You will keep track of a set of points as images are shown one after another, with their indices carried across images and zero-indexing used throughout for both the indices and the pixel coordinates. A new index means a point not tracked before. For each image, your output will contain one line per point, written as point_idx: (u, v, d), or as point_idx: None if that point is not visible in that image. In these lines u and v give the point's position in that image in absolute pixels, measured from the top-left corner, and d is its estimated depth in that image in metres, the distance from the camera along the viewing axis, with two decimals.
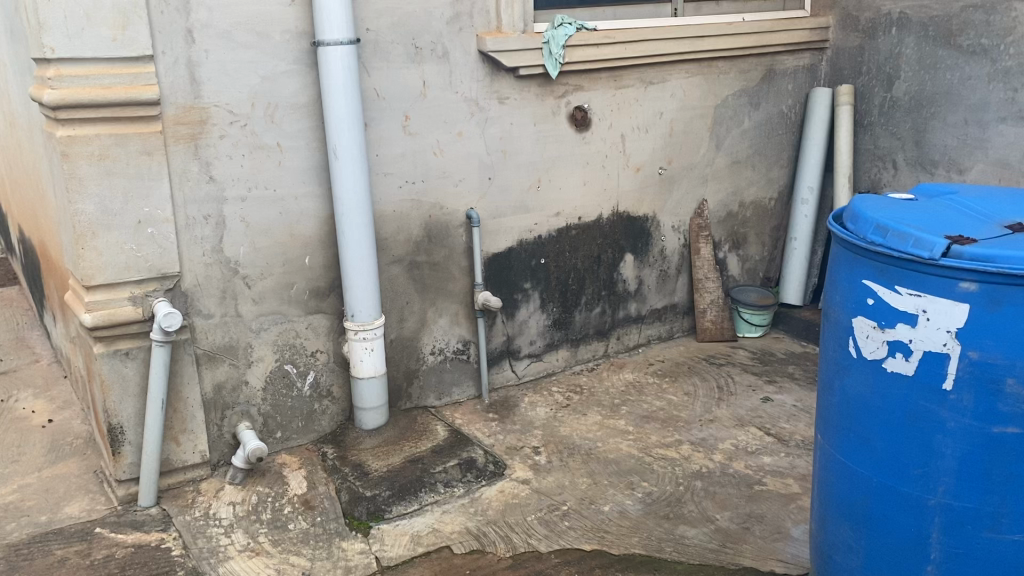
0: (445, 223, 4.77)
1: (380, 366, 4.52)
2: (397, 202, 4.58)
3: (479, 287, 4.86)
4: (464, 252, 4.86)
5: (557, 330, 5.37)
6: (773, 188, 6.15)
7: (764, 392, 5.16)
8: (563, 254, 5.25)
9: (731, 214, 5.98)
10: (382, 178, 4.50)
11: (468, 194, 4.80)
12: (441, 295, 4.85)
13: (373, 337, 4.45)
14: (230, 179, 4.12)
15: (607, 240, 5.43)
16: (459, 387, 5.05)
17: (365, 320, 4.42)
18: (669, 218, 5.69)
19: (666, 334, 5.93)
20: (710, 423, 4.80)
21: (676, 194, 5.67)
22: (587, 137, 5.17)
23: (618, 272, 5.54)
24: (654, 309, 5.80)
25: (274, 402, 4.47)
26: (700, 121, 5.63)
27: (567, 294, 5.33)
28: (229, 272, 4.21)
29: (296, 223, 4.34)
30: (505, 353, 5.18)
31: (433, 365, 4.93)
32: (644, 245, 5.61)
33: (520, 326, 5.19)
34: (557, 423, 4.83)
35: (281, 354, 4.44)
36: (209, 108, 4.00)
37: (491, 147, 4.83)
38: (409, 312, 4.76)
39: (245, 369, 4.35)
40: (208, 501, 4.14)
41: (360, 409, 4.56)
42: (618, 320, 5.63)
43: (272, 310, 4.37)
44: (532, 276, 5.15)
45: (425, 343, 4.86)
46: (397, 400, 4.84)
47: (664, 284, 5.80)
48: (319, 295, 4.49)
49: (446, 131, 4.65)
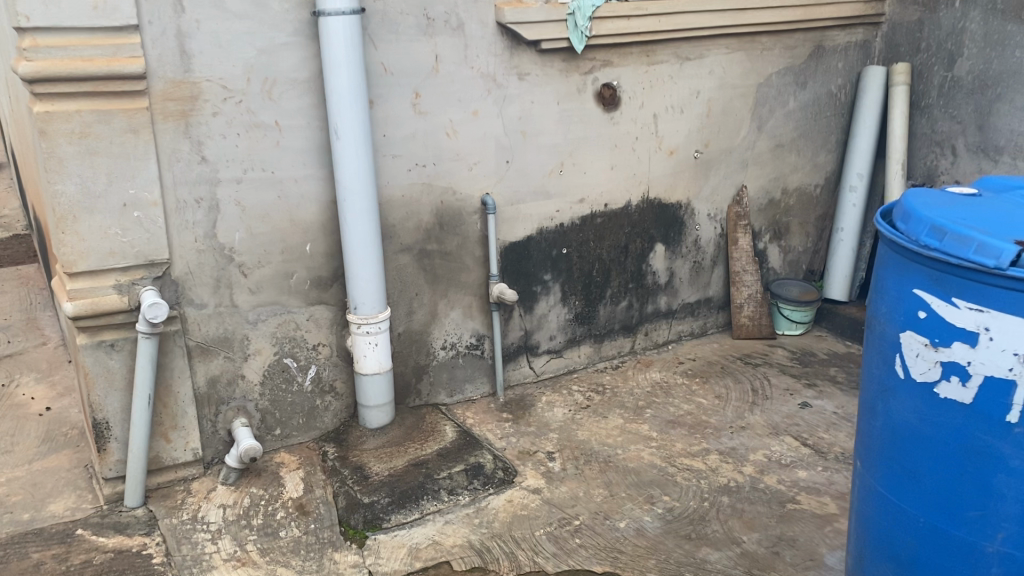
0: (458, 209, 4.44)
1: (385, 362, 4.22)
2: (406, 186, 4.27)
3: (494, 278, 4.56)
4: (478, 240, 4.55)
5: (580, 325, 5.02)
6: (819, 174, 5.70)
7: (801, 397, 4.77)
8: (586, 244, 4.89)
9: (772, 201, 5.56)
10: (390, 161, 4.18)
11: (483, 178, 4.47)
12: (453, 285, 4.54)
13: (377, 332, 4.16)
14: (224, 160, 3.83)
15: (636, 229, 5.05)
16: (472, 385, 4.75)
17: (369, 313, 4.13)
18: (704, 206, 5.28)
19: (699, 330, 5.54)
20: (740, 431, 4.43)
21: (713, 180, 5.27)
22: (615, 118, 4.80)
23: (648, 263, 5.16)
24: (686, 303, 5.41)
25: (273, 398, 4.20)
26: (740, 101, 5.21)
27: (591, 287, 4.98)
28: (224, 259, 3.93)
29: (296, 207, 4.04)
30: (522, 349, 4.86)
31: (445, 361, 4.62)
32: (677, 235, 5.22)
33: (539, 320, 4.85)
34: (575, 426, 4.50)
35: (281, 347, 4.15)
36: (200, 83, 3.70)
37: (509, 128, 4.49)
38: (419, 304, 4.46)
39: (241, 363, 4.08)
40: (198, 503, 3.89)
41: (364, 408, 4.27)
42: (646, 314, 5.26)
43: (271, 301, 4.08)
44: (552, 267, 4.81)
45: (435, 337, 4.56)
46: (405, 397, 4.55)
47: (697, 277, 5.41)
48: (321, 285, 4.19)
49: (460, 110, 4.32)
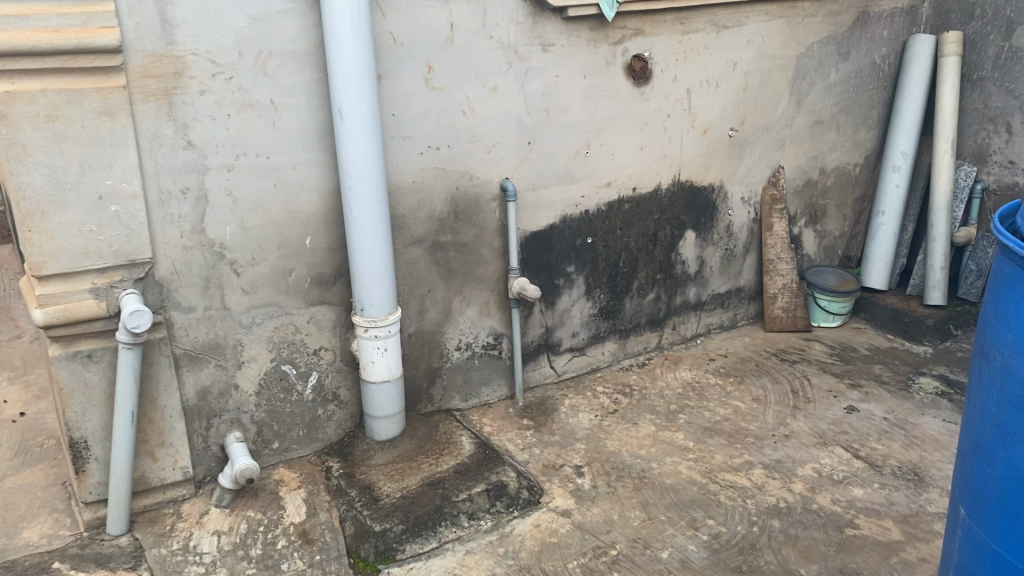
0: (475, 196, 4.00)
1: (395, 369, 3.80)
2: (417, 171, 3.81)
3: (514, 272, 4.13)
4: (497, 231, 4.11)
5: (604, 320, 4.61)
6: (859, 152, 5.27)
7: (846, 400, 4.38)
8: (613, 232, 4.46)
9: (810, 183, 5.13)
10: (399, 143, 3.73)
11: (502, 162, 4.02)
12: (469, 281, 4.11)
13: (386, 336, 3.73)
14: (212, 144, 3.36)
15: (665, 215, 4.62)
16: (489, 388, 4.34)
17: (377, 315, 3.69)
18: (738, 188, 4.85)
19: (729, 322, 5.13)
20: (784, 440, 4.04)
21: (748, 160, 4.83)
22: (646, 93, 4.34)
23: (677, 252, 4.74)
24: (716, 294, 5.00)
25: (270, 409, 3.79)
26: (779, 74, 4.75)
27: (617, 279, 4.56)
28: (214, 257, 3.48)
29: (295, 196, 3.59)
30: (542, 348, 4.44)
31: (459, 363, 4.21)
32: (708, 220, 4.80)
33: (561, 316, 4.44)
34: (603, 435, 4.10)
35: (278, 353, 3.73)
36: (185, 57, 3.22)
37: (531, 105, 4.03)
38: (431, 301, 4.03)
39: (234, 372, 3.66)
40: (189, 529, 3.48)
41: (371, 418, 3.86)
42: (674, 307, 4.84)
43: (267, 302, 3.65)
44: (576, 258, 4.38)
45: (449, 337, 4.14)
46: (417, 403, 4.14)
47: (729, 265, 4.99)
48: (324, 284, 3.75)
49: (478, 86, 3.86)
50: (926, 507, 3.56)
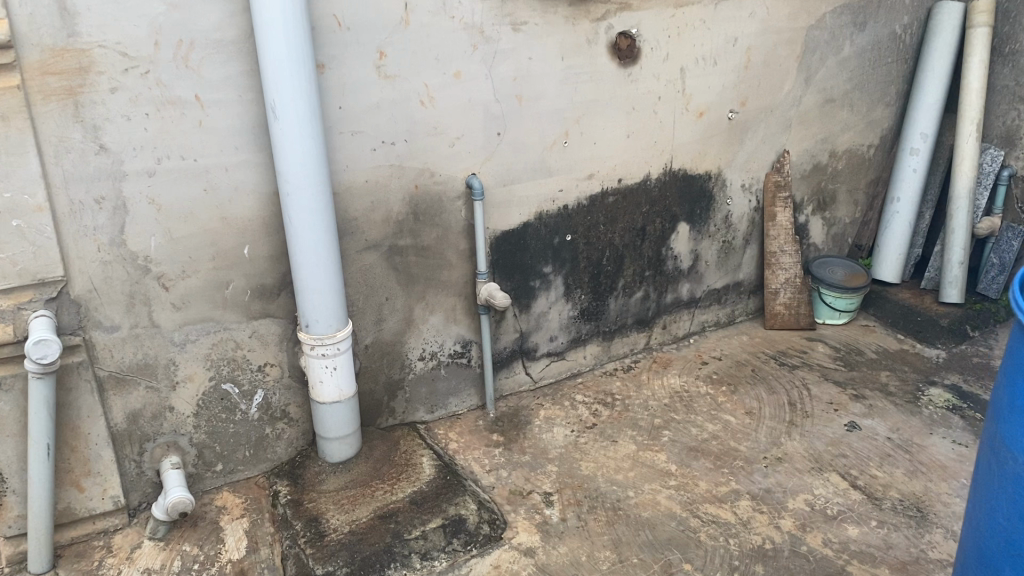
0: (437, 195, 3.61)
1: (347, 388, 3.46)
2: (370, 170, 3.42)
3: (482, 276, 3.76)
4: (463, 231, 3.73)
5: (586, 322, 4.24)
6: (873, 132, 4.79)
7: (847, 416, 4.01)
8: (595, 228, 4.07)
9: (818, 167, 4.68)
10: (348, 139, 3.32)
11: (468, 156, 3.62)
12: (433, 286, 3.75)
13: (336, 354, 3.38)
14: (129, 147, 2.97)
15: (654, 208, 4.21)
16: (457, 398, 4.01)
17: (324, 332, 3.34)
18: (737, 175, 4.41)
19: (725, 319, 4.75)
20: (776, 464, 3.69)
21: (749, 145, 4.38)
22: (633, 75, 3.89)
23: (668, 246, 4.33)
24: (712, 290, 4.60)
25: (211, 430, 3.47)
26: (786, 49, 4.27)
27: (600, 278, 4.18)
28: (138, 271, 3.13)
29: (229, 201, 3.21)
30: (517, 354, 4.09)
31: (423, 373, 3.87)
32: (704, 212, 4.38)
33: (537, 320, 4.07)
34: (578, 455, 3.76)
35: (217, 371, 3.40)
36: (91, 50, 2.80)
37: (501, 92, 3.60)
38: (390, 310, 3.67)
39: (168, 393, 3.34)
40: (117, 566, 3.19)
41: (323, 440, 3.53)
42: (664, 305, 4.46)
43: (201, 317, 3.30)
44: (553, 258, 4.00)
45: (412, 347, 3.79)
46: (376, 417, 3.81)
47: (726, 259, 4.58)
48: (266, 295, 3.40)
49: (438, 72, 3.42)
50: (928, 553, 3.18)
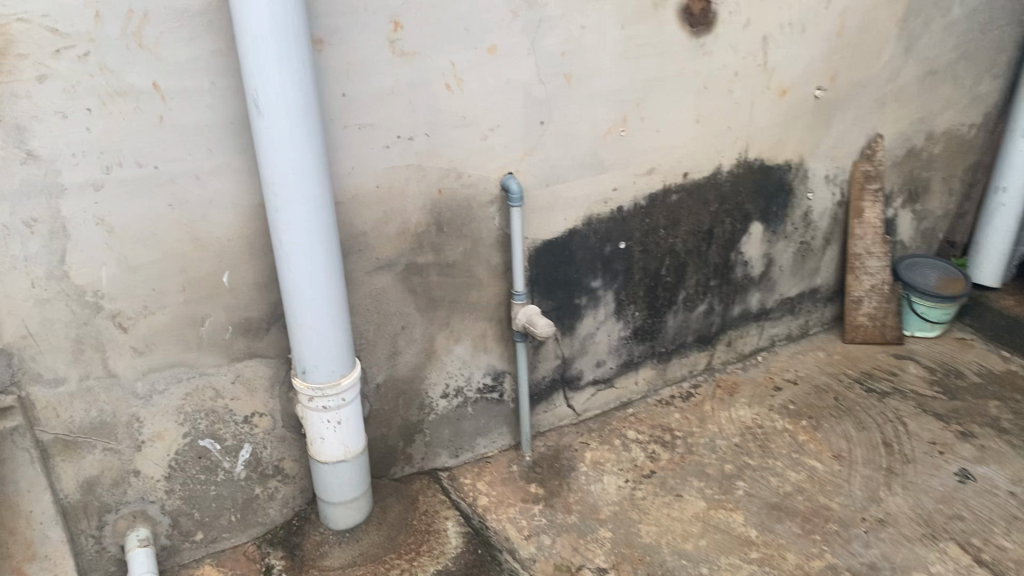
0: (466, 200, 2.89)
1: (355, 445, 2.79)
2: (382, 172, 2.70)
3: (520, 298, 3.05)
4: (497, 244, 3.02)
5: (640, 343, 3.55)
6: (976, 110, 4.03)
7: (957, 461, 3.33)
8: (655, 233, 3.35)
9: (912, 152, 3.94)
10: (354, 135, 2.59)
11: (505, 151, 2.89)
12: (459, 311, 3.05)
13: (340, 407, 2.70)
14: (68, 153, 2.25)
15: (724, 206, 3.48)
16: (487, 439, 3.34)
17: (325, 380, 2.64)
18: (821, 165, 3.68)
19: (797, 331, 4.06)
20: (878, 530, 3.02)
21: (836, 128, 3.64)
22: (708, 46, 3.13)
23: (737, 251, 3.62)
24: (785, 300, 3.90)
25: (188, 495, 2.81)
26: (887, 11, 3.49)
27: (658, 291, 3.48)
28: (86, 310, 2.43)
29: (202, 218, 2.49)
30: (557, 384, 3.41)
31: (447, 414, 3.19)
32: (780, 209, 3.65)
33: (583, 343, 3.39)
34: (635, 515, 3.10)
35: (192, 427, 2.73)
36: (8, 24, 2.06)
37: (546, 70, 2.85)
38: (407, 342, 2.98)
39: (132, 455, 2.67)
40: None
41: (327, 504, 2.87)
42: (730, 320, 3.76)
43: (171, 362, 2.61)
44: (604, 270, 3.29)
45: (433, 383, 3.11)
46: (390, 467, 3.15)
47: (803, 263, 3.87)
48: (253, 332, 2.71)
49: (468, 47, 2.67)
50: None
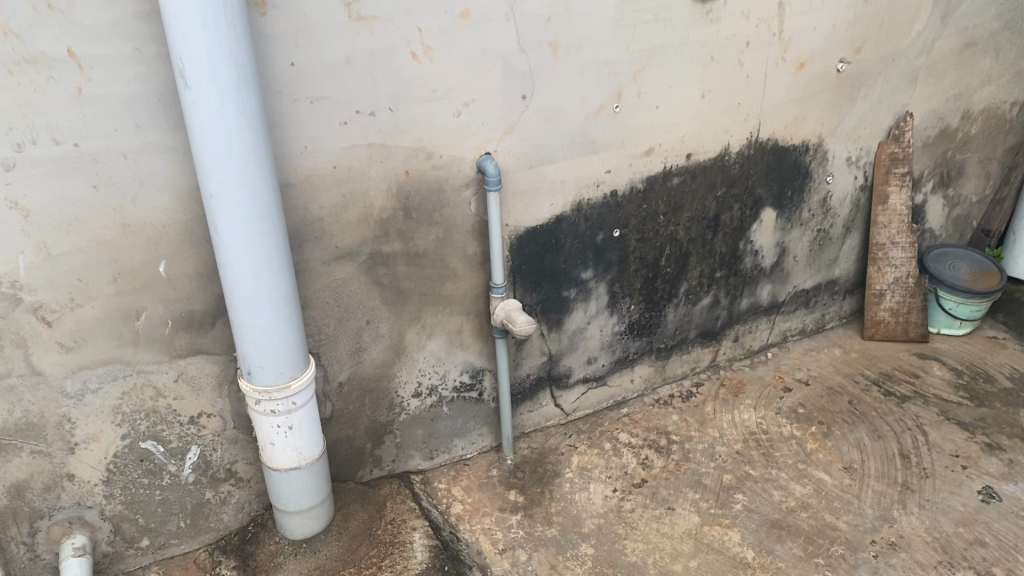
0: (437, 183, 2.60)
1: (309, 451, 2.54)
2: (340, 152, 2.42)
3: (499, 291, 2.77)
4: (473, 231, 2.73)
5: (636, 338, 3.27)
6: (1019, 86, 3.65)
7: (981, 478, 3.01)
8: (653, 220, 3.05)
9: (945, 132, 3.58)
10: (305, 110, 2.31)
11: (482, 129, 2.59)
12: (432, 304, 2.78)
13: (290, 411, 2.44)
14: None
15: (733, 190, 3.16)
16: (466, 440, 3.09)
17: (272, 383, 2.39)
18: (842, 146, 3.34)
19: (812, 326, 3.75)
20: (891, 555, 2.72)
21: (860, 105, 3.29)
22: (715, 12, 2.78)
23: (746, 240, 3.30)
24: (799, 292, 3.59)
25: (130, 500, 2.59)
26: None
27: (656, 283, 3.18)
28: (4, 302, 2.18)
29: (133, 202, 2.23)
30: (543, 382, 3.14)
31: (420, 414, 2.94)
32: (796, 194, 3.32)
33: (572, 339, 3.11)
34: (621, 530, 2.83)
35: (132, 428, 2.50)
36: None
37: (528, 38, 2.53)
38: (372, 337, 2.72)
39: (65, 458, 2.44)
40: None
41: (282, 513, 2.63)
42: (737, 314, 3.46)
43: (104, 359, 2.37)
44: (596, 260, 3.00)
45: (403, 382, 2.85)
46: (356, 470, 2.91)
47: (820, 253, 3.54)
48: (197, 327, 2.46)
49: (436, 11, 2.36)
50: None
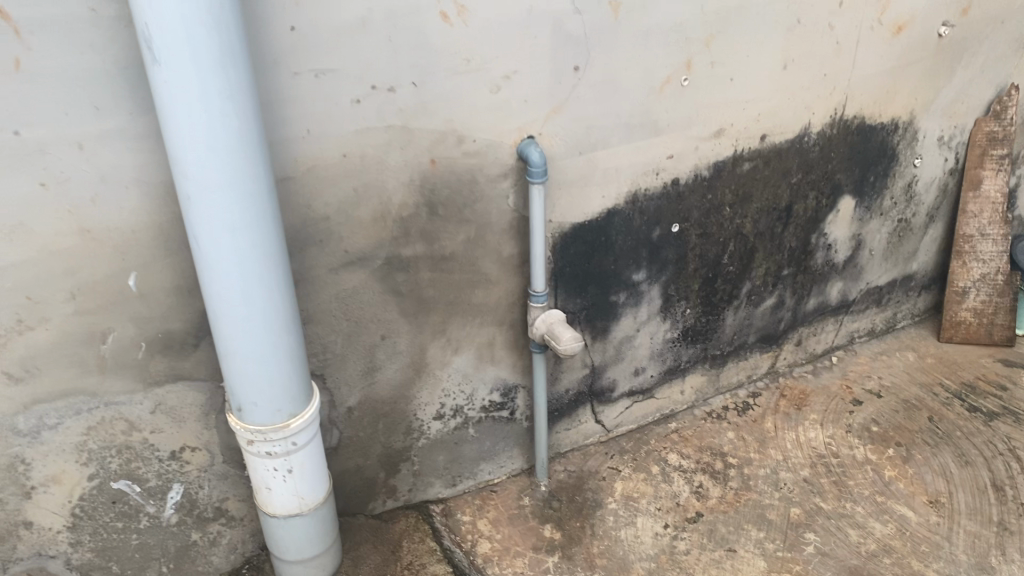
0: (470, 174, 2.14)
1: (312, 495, 2.13)
2: (351, 137, 1.95)
3: (539, 300, 2.33)
4: (510, 229, 2.28)
5: (689, 345, 2.85)
6: None
7: None
8: (718, 212, 2.60)
9: None
10: (309, 86, 1.84)
11: (525, 109, 2.12)
12: (459, 315, 2.34)
13: (290, 452, 2.03)
14: None
15: (810, 176, 2.70)
16: (493, 463, 2.68)
17: (267, 422, 1.96)
18: (935, 124, 2.86)
19: (881, 326, 3.32)
20: None
21: (960, 76, 2.80)
22: None
23: (820, 233, 2.86)
24: (871, 290, 3.15)
25: (102, 546, 2.18)
26: None
27: (716, 283, 2.74)
28: None
29: (93, 202, 1.77)
30: (583, 398, 2.72)
31: (441, 438, 2.53)
32: (879, 179, 2.86)
33: (618, 348, 2.68)
34: None
35: (101, 467, 2.08)
36: None
37: None
38: (389, 354, 2.28)
39: (19, 506, 2.03)
40: None
41: (280, 562, 2.23)
42: (802, 315, 3.04)
43: (64, 390, 1.94)
44: (650, 260, 2.55)
45: (423, 404, 2.43)
46: (368, 502, 2.51)
47: (898, 245, 3.09)
48: (177, 350, 2.02)
49: None
50: None
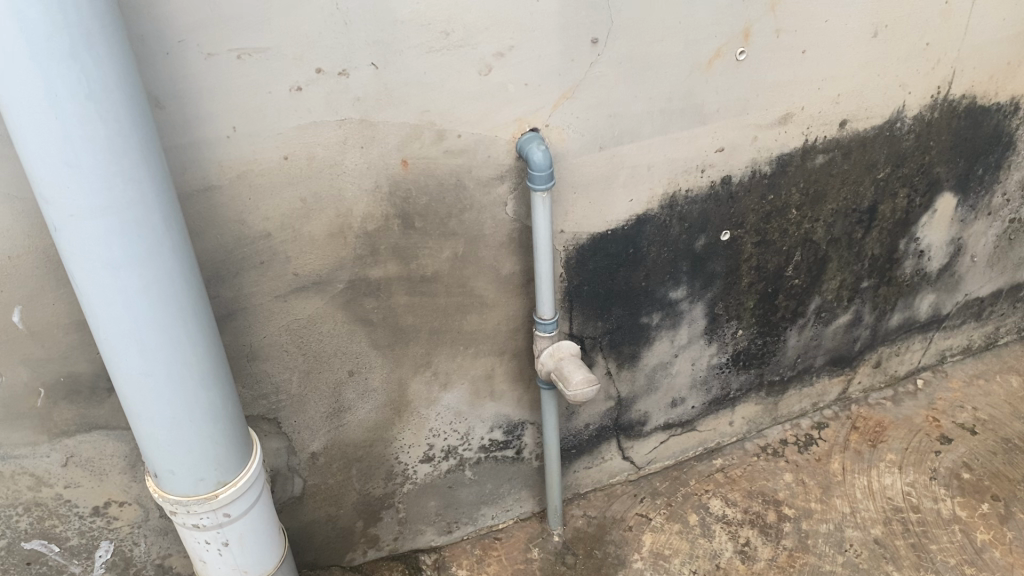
0: (455, 178, 1.67)
1: (258, 567, 1.74)
2: (293, 135, 1.50)
3: (546, 330, 1.87)
4: (510, 244, 1.82)
5: (741, 370, 2.37)
6: None
7: None
8: (782, 216, 2.08)
9: None
10: (228, 71, 1.39)
11: (526, 94, 1.64)
12: (447, 345, 1.90)
13: (222, 525, 1.63)
14: None
15: (902, 170, 2.15)
16: (498, 506, 2.27)
17: (189, 491, 1.57)
18: None
19: (979, 343, 2.78)
20: None
21: None
22: None
23: (911, 238, 2.31)
24: (970, 301, 2.61)
25: None
26: None
27: (776, 300, 2.24)
28: None
29: None
30: (607, 433, 2.28)
31: (432, 482, 2.12)
32: (989, 172, 2.29)
33: (651, 377, 2.22)
34: None
35: (7, 527, 1.74)
36: None
37: None
38: (359, 392, 1.87)
39: None
40: None
41: None
42: (883, 332, 2.52)
43: None
44: (692, 275, 2.06)
45: (407, 446, 2.02)
46: (345, 553, 2.14)
47: (1007, 249, 2.53)
48: (88, 395, 1.64)
49: None
50: None
